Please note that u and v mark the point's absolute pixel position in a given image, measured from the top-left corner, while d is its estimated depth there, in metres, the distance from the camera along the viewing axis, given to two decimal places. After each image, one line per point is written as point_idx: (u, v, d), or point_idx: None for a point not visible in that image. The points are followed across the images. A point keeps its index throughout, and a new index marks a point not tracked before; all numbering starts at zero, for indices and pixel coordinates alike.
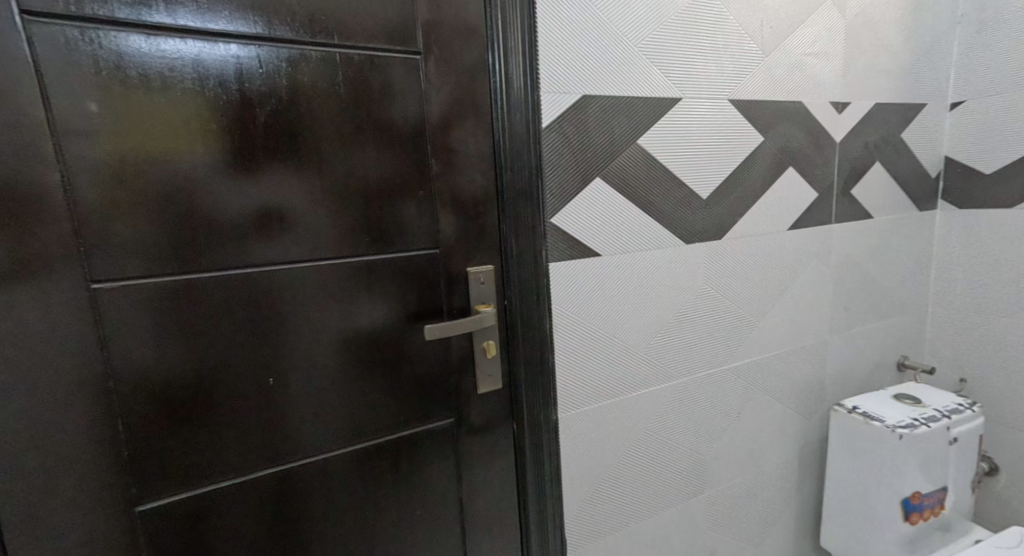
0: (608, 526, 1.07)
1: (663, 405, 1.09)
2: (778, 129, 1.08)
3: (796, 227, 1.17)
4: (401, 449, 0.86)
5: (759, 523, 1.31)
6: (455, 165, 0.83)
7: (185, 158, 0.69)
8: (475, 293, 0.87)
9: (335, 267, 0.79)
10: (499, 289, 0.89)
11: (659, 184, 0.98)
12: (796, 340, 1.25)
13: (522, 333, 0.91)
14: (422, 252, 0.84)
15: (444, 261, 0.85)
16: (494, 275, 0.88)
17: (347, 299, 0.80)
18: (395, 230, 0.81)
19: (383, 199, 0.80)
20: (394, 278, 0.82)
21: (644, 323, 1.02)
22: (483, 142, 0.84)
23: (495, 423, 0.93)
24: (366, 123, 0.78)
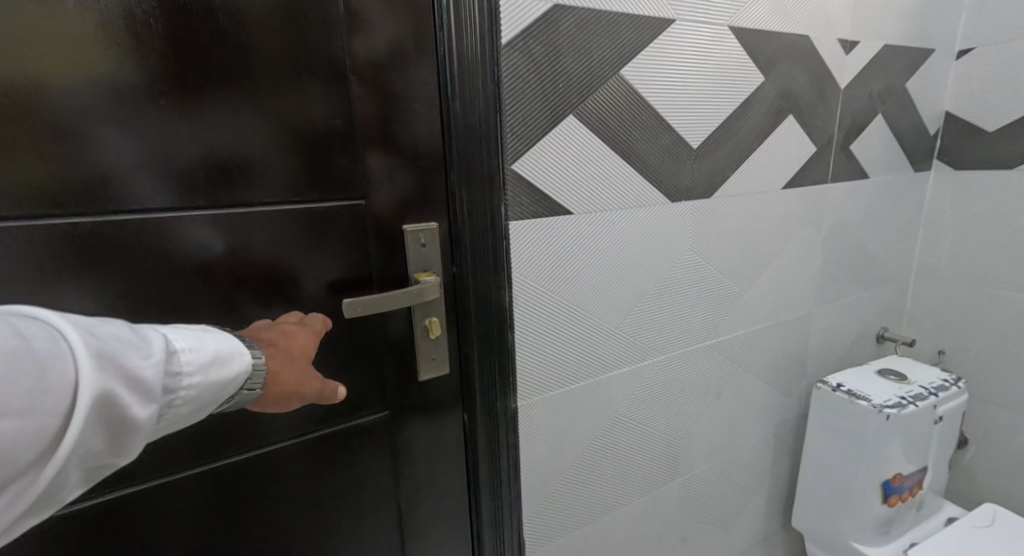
0: (571, 520, 0.95)
1: (636, 386, 0.96)
2: (781, 68, 0.92)
3: (790, 185, 1.03)
4: (322, 447, 0.72)
5: (731, 505, 1.22)
6: (390, 92, 0.64)
7: (35, 52, 0.49)
8: (414, 258, 0.70)
9: (227, 221, 0.60)
10: (446, 254, 0.72)
11: (644, 128, 0.81)
12: (781, 312, 1.13)
13: (474, 307, 0.74)
14: (344, 206, 0.66)
15: (374, 218, 0.67)
16: (440, 237, 0.71)
17: (245, 264, 0.62)
18: (309, 173, 0.63)
19: (291, 134, 0.61)
20: (327, 233, 0.66)
21: (619, 294, 0.87)
22: (425, 62, 0.65)
23: (442, 413, 0.78)
24: (289, 22, 0.59)
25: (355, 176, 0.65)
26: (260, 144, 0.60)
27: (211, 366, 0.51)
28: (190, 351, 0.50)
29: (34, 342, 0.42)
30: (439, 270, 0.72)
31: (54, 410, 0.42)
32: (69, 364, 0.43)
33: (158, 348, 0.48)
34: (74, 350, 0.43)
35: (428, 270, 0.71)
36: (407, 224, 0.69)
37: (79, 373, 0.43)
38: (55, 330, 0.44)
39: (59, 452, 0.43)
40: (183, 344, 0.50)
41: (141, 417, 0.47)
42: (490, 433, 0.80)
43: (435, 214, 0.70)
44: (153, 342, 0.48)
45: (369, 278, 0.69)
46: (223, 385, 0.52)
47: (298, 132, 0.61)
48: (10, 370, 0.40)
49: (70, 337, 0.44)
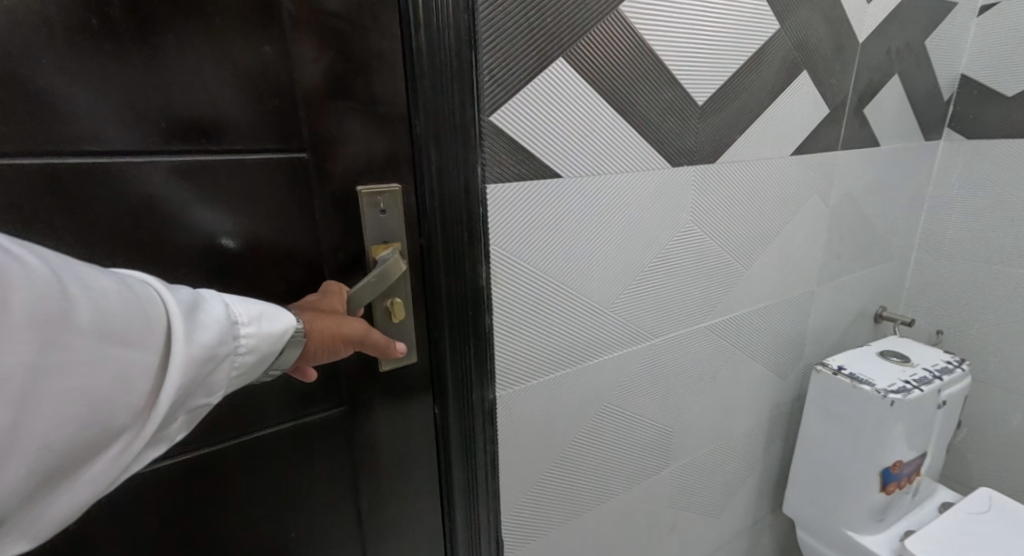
0: (555, 516, 0.87)
1: (627, 372, 0.87)
2: (798, 15, 0.82)
3: (800, 151, 0.93)
4: (266, 447, 0.62)
5: (722, 492, 1.16)
6: (341, 19, 0.52)
7: None
8: (371, 228, 0.59)
9: (136, 177, 0.48)
10: (410, 222, 0.61)
11: (644, 78, 0.70)
12: (783, 290, 1.05)
13: (446, 285, 0.64)
14: (284, 161, 0.54)
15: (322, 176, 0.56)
16: (402, 200, 0.60)
17: (157, 232, 0.50)
18: (246, 119, 0.51)
19: (223, 69, 0.49)
20: (276, 192, 0.55)
21: (612, 270, 0.77)
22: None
23: (410, 406, 0.69)
24: None
25: (298, 124, 0.54)
26: (175, 80, 0.48)
27: (270, 323, 0.47)
28: (253, 309, 0.46)
29: (132, 286, 0.40)
30: (403, 240, 0.61)
31: (153, 354, 0.39)
32: (165, 310, 0.40)
33: (225, 303, 0.45)
34: (166, 297, 0.41)
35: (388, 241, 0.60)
36: (365, 184, 0.57)
37: (173, 320, 0.40)
38: (143, 282, 0.41)
39: (162, 403, 0.40)
40: (245, 302, 0.46)
41: (226, 369, 0.44)
42: (465, 427, 0.71)
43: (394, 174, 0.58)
44: (219, 296, 0.45)
45: (319, 251, 0.58)
46: (289, 340, 0.47)
47: (225, 67, 0.49)
48: (121, 308, 0.38)
49: (157, 286, 0.41)
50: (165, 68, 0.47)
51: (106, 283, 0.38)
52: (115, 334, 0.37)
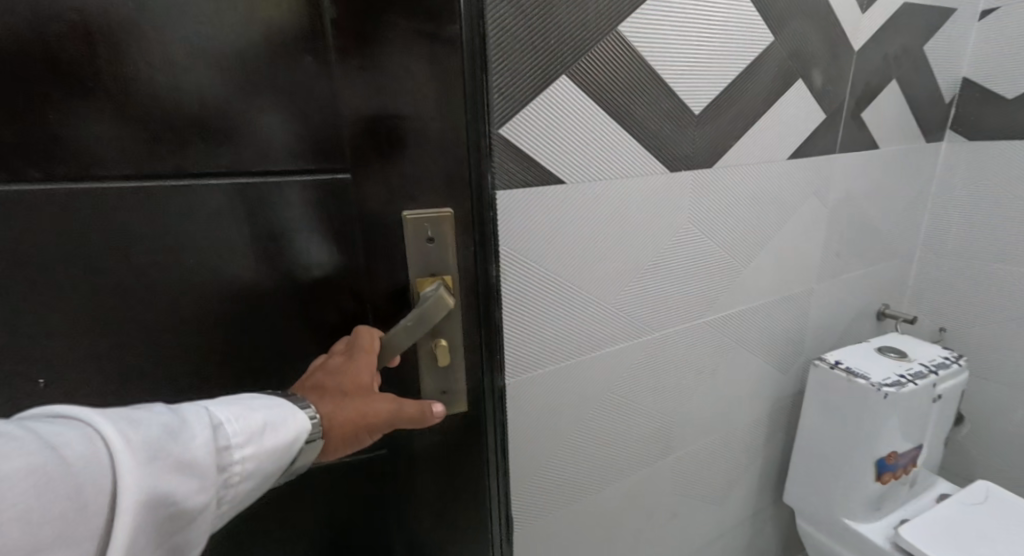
0: (561, 498, 0.93)
1: (629, 363, 0.93)
2: (792, 26, 0.86)
3: (797, 155, 0.98)
4: None
5: (724, 481, 1.21)
6: (375, 50, 0.54)
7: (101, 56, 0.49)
8: (417, 253, 0.62)
9: (200, 194, 0.55)
10: (456, 246, 0.63)
11: (643, 91, 0.75)
12: (782, 288, 1.09)
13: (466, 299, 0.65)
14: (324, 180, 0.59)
15: (363, 198, 0.59)
16: (451, 226, 0.62)
17: (216, 244, 0.56)
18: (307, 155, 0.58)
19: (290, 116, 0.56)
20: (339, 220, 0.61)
21: (615, 269, 0.83)
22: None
23: (442, 421, 0.70)
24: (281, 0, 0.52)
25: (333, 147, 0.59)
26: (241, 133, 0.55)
27: (263, 433, 0.46)
28: (238, 420, 0.45)
29: (60, 447, 0.35)
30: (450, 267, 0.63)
31: (93, 528, 0.35)
32: (106, 470, 0.36)
33: (209, 426, 0.43)
34: (111, 449, 0.37)
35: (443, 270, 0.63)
36: (400, 203, 0.60)
37: (119, 481, 0.36)
38: (81, 428, 0.37)
39: None
40: (231, 418, 0.45)
41: (201, 507, 0.41)
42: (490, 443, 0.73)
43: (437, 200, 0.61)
44: (198, 416, 0.43)
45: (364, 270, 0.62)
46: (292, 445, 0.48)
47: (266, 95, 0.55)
48: (42, 490, 0.34)
49: (100, 432, 0.37)
50: (222, 99, 0.53)
51: (19, 460, 0.33)
52: (38, 526, 0.33)
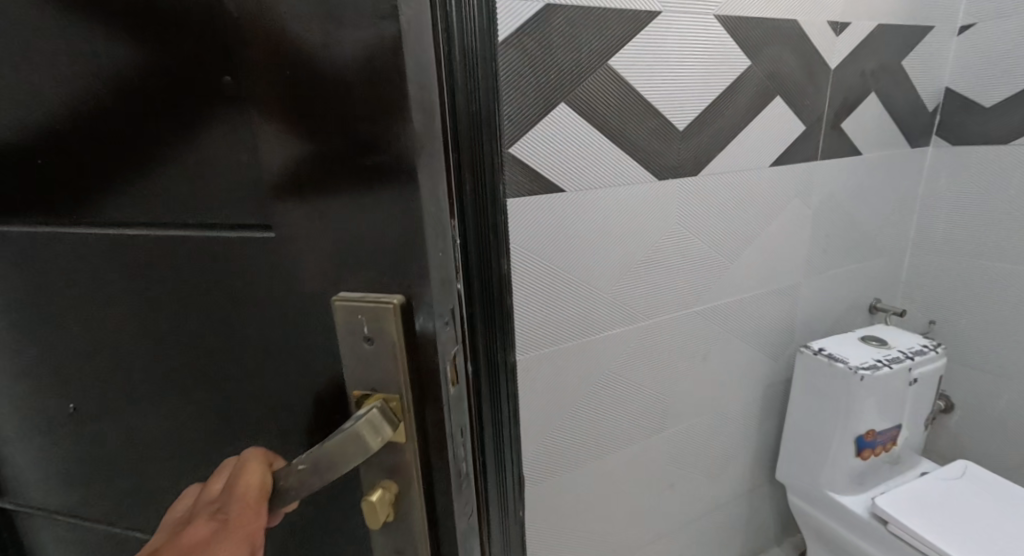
0: (566, 463, 1.07)
1: (625, 346, 1.06)
2: (767, 52, 0.99)
3: (779, 162, 1.10)
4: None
5: (718, 459, 1.33)
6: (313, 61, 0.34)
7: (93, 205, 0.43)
8: (353, 355, 0.39)
9: (163, 278, 0.43)
10: (410, 359, 0.39)
11: (632, 112, 0.89)
12: (770, 282, 1.21)
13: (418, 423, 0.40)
14: (245, 239, 0.40)
15: (293, 279, 0.39)
16: (400, 329, 0.38)
17: (187, 338, 0.44)
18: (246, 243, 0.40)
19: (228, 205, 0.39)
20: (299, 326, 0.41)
21: (610, 264, 0.97)
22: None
23: None
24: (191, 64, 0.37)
25: (257, 192, 0.38)
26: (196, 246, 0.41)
27: None
28: None
29: None
30: (395, 396, 0.39)
31: None
32: None
33: None
34: None
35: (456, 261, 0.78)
36: (334, 283, 0.39)
37: None
38: None
39: None
40: None
41: None
42: None
43: (379, 285, 0.37)
44: None
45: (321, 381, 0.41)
46: None
47: (188, 135, 0.38)
48: None
49: None
50: (155, 153, 0.39)
51: None
52: None
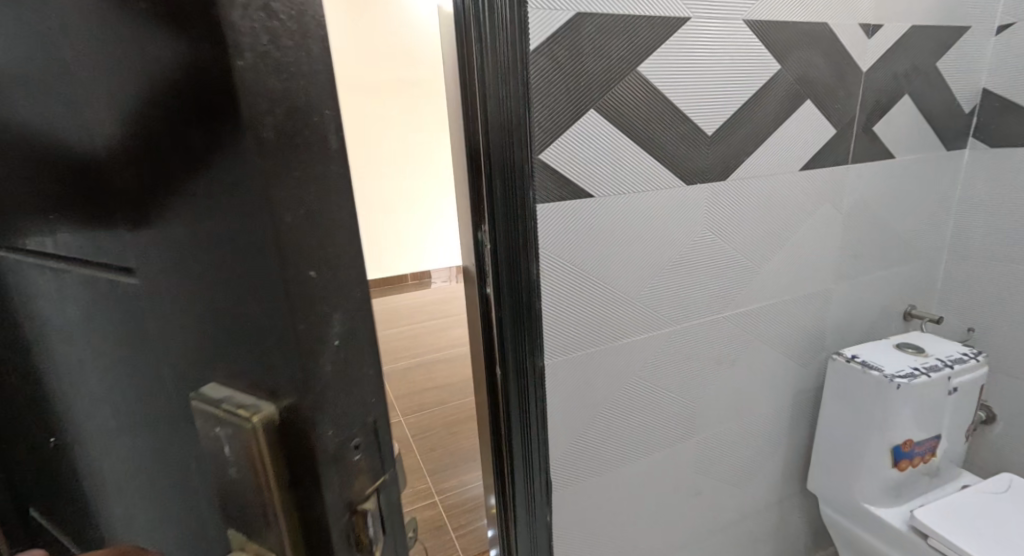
0: (592, 468, 1.07)
1: (653, 352, 1.05)
2: (796, 56, 0.98)
3: (809, 166, 1.08)
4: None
5: (747, 467, 1.31)
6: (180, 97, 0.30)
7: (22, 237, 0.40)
8: (224, 470, 0.36)
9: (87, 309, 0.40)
10: (285, 477, 0.35)
11: (660, 117, 0.89)
12: (800, 288, 1.19)
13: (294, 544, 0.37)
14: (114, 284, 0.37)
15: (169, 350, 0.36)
16: (267, 446, 0.34)
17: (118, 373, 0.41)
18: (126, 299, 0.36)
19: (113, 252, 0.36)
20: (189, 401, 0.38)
21: (637, 269, 0.97)
22: (455, 77, 0.79)
23: None
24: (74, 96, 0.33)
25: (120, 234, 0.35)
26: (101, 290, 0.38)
27: None
28: None
29: None
30: (266, 515, 0.36)
31: None
32: None
33: None
34: None
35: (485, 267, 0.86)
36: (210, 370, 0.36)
37: None
38: None
39: None
40: None
41: None
42: None
43: (245, 400, 0.35)
44: None
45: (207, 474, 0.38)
46: None
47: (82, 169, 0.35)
48: None
49: None
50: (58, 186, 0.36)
51: None
52: None
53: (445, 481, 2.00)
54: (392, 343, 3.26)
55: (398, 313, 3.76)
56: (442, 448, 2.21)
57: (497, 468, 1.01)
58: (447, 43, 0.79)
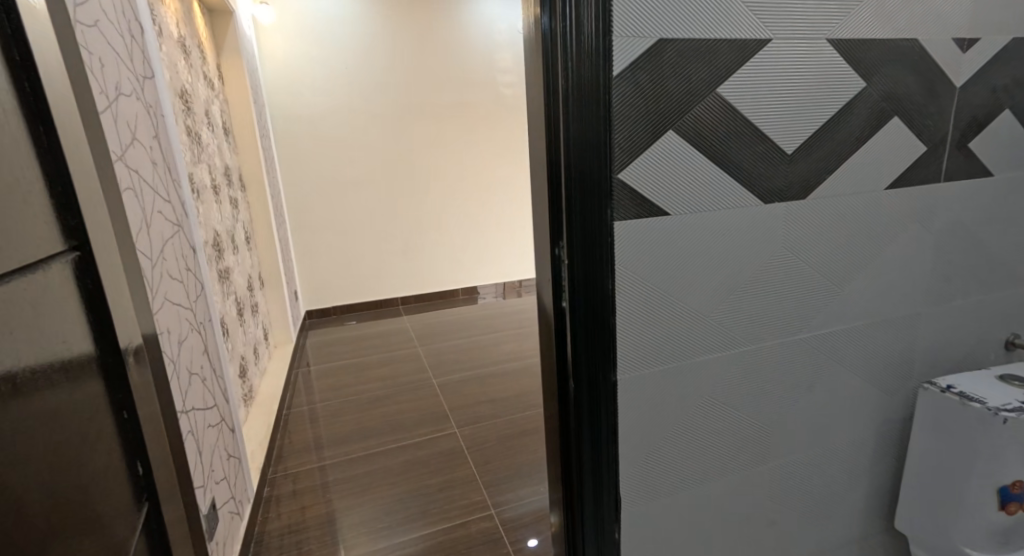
0: (661, 488, 1.05)
1: (726, 373, 1.04)
2: (884, 72, 0.96)
3: (897, 184, 1.05)
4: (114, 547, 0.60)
5: (825, 499, 1.24)
6: None
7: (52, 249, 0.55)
8: None
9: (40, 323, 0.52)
10: None
11: (739, 137, 0.90)
12: (885, 310, 1.14)
13: None
14: None
15: None
16: None
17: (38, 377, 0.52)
18: None
19: None
20: None
21: (712, 287, 0.96)
22: (540, 101, 0.84)
23: None
24: None
25: None
26: None
27: None
28: None
29: None
30: None
31: None
32: None
33: None
34: None
35: (561, 281, 0.90)
36: None
37: None
38: None
39: None
40: None
41: None
42: None
43: None
44: None
45: None
46: None
47: None
48: None
49: None
50: None
51: None
52: None
53: (501, 494, 2.02)
54: (446, 356, 3.34)
55: (454, 326, 3.85)
56: (497, 461, 2.24)
57: (566, 482, 1.03)
58: (534, 72, 0.85)
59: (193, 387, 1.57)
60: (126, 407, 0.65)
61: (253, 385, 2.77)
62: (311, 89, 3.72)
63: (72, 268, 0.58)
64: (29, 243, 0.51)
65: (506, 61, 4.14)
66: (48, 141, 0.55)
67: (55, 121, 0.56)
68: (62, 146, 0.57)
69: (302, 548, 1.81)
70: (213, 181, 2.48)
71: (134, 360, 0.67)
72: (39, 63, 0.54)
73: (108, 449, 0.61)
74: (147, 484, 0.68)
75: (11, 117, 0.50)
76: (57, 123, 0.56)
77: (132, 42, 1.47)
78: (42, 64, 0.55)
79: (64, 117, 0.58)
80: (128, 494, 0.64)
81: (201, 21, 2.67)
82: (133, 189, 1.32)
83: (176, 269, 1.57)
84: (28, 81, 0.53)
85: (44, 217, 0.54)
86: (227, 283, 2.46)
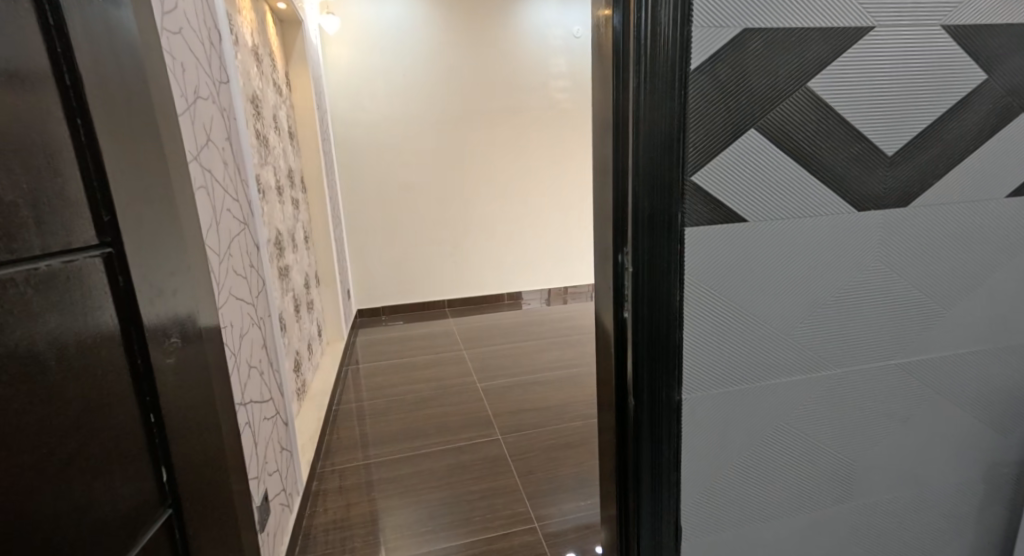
0: (727, 520, 0.96)
1: (805, 398, 0.93)
2: (1007, 64, 0.84)
3: (1018, 193, 0.91)
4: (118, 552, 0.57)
5: (918, 547, 1.10)
6: None
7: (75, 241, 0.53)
8: None
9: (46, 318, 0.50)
10: None
11: (830, 137, 0.81)
12: (998, 337, 1.00)
13: None
14: None
15: None
16: None
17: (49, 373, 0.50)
18: None
19: None
20: None
21: (791, 302, 0.87)
22: (608, 101, 0.79)
23: None
24: None
25: None
26: None
27: None
28: None
29: None
30: None
31: None
32: None
33: None
34: None
35: (623, 292, 0.85)
36: None
37: None
38: None
39: None
40: None
41: None
42: None
43: None
44: None
45: None
46: None
47: None
48: None
49: None
50: None
51: None
52: None
53: (545, 507, 1.96)
54: (495, 361, 3.31)
55: (504, 331, 3.82)
56: (542, 472, 2.17)
57: (621, 502, 0.96)
58: (603, 71, 0.80)
59: (252, 380, 1.61)
60: (153, 411, 0.62)
61: (307, 381, 2.84)
62: (373, 95, 3.81)
63: (101, 266, 0.56)
64: (34, 235, 0.49)
65: (563, 65, 4.08)
66: (86, 137, 0.54)
67: (101, 118, 0.56)
68: (104, 143, 0.56)
69: (345, 546, 1.81)
70: (278, 182, 2.56)
71: (175, 361, 0.65)
72: (80, 58, 0.53)
73: (130, 449, 0.59)
74: (172, 489, 0.65)
75: (35, 110, 0.49)
76: (100, 121, 0.55)
77: (211, 48, 1.52)
78: (86, 60, 0.54)
79: (113, 115, 0.58)
80: (146, 498, 0.61)
81: (273, 31, 2.78)
82: (205, 187, 1.36)
83: (241, 266, 1.61)
84: (69, 76, 0.53)
85: (70, 209, 0.53)
86: (286, 281, 2.53)
